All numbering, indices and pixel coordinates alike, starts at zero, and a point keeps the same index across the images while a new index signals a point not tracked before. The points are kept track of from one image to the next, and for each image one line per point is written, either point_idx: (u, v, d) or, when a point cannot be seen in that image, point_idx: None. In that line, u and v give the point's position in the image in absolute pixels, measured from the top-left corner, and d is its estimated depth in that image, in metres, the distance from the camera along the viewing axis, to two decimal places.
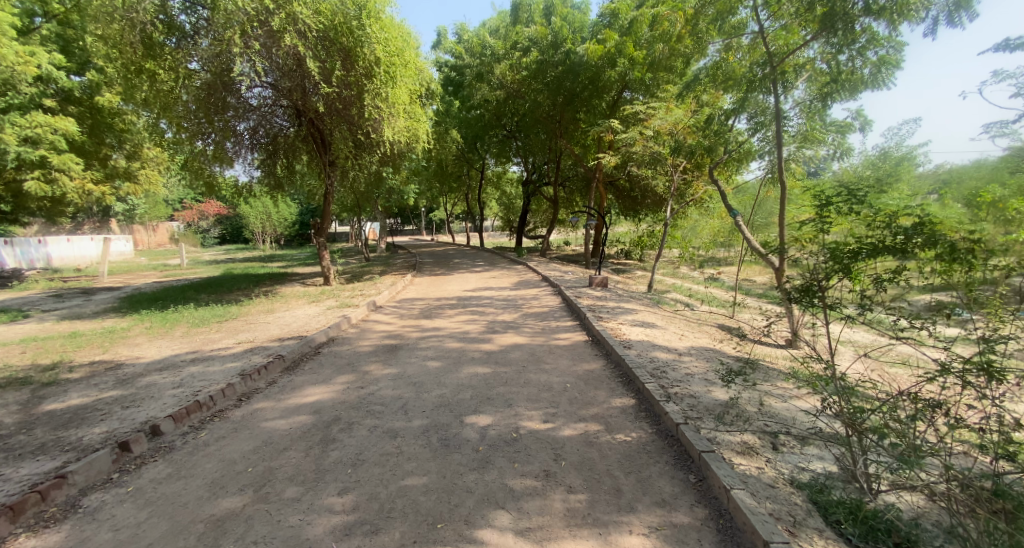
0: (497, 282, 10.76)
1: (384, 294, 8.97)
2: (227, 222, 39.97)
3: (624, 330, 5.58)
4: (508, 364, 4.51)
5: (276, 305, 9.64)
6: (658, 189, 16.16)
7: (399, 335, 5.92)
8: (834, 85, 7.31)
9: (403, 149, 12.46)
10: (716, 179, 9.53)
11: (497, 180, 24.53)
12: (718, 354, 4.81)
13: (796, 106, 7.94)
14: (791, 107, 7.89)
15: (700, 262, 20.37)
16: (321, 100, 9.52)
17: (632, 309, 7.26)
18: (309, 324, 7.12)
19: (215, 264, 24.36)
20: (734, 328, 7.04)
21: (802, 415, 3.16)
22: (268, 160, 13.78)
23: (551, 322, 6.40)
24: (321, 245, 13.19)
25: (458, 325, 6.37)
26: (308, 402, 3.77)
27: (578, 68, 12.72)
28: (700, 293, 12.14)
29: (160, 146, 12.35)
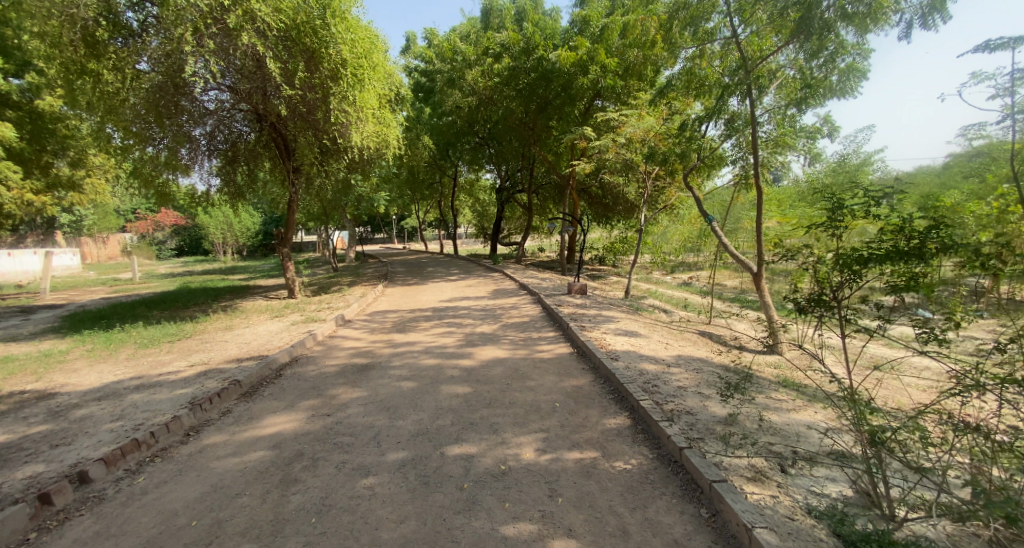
0: (472, 291, 10.44)
1: (353, 307, 8.51)
2: (186, 233, 38.21)
3: (609, 340, 5.36)
4: (490, 381, 4.20)
5: (237, 321, 9.03)
6: (631, 195, 16.23)
7: (370, 352, 5.53)
8: (806, 91, 7.38)
9: (372, 155, 12.02)
10: (691, 183, 9.48)
11: (468, 187, 24.26)
12: (707, 364, 4.63)
13: (767, 112, 8.03)
14: (763, 114, 7.96)
15: (672, 267, 20.63)
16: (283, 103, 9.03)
17: (613, 317, 7.06)
18: (272, 342, 6.62)
19: (171, 278, 23.09)
20: (716, 335, 6.95)
21: (805, 430, 2.96)
22: (227, 167, 13.08)
23: (531, 332, 6.13)
24: (286, 256, 12.56)
25: (434, 338, 6.02)
26: (268, 434, 3.36)
27: (550, 75, 12.62)
28: (676, 298, 12.16)
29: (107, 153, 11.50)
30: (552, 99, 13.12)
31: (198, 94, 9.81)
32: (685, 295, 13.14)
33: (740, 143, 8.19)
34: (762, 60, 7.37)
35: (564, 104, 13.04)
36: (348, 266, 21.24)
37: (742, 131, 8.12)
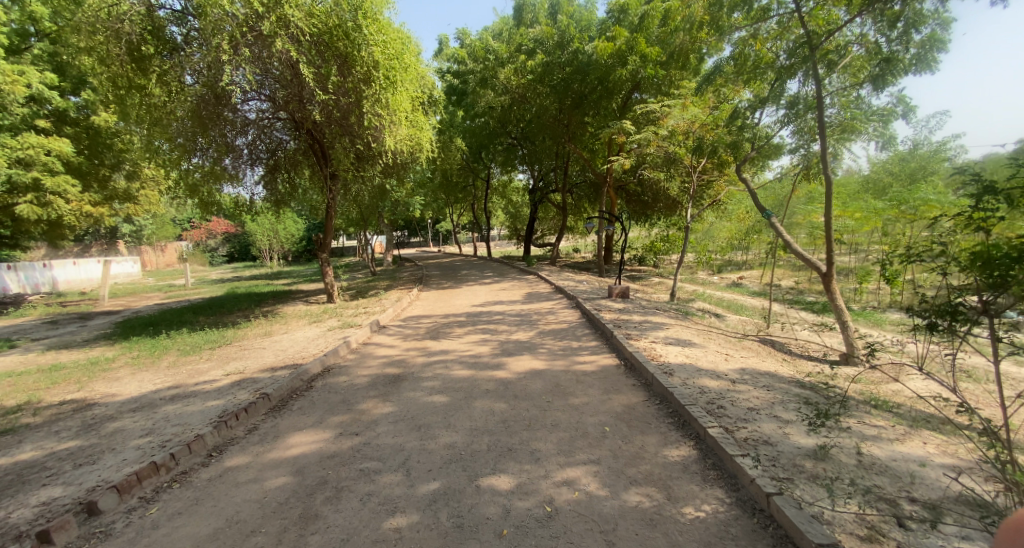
0: (508, 295, 10.10)
1: (388, 313, 8.34)
2: (234, 240, 39.82)
3: (659, 350, 4.89)
4: (530, 397, 3.83)
5: (276, 327, 9.02)
6: (673, 191, 15.47)
7: (403, 361, 5.26)
8: (880, 69, 6.50)
9: (406, 159, 11.93)
10: (744, 176, 8.75)
11: (502, 189, 24.01)
12: (775, 379, 4.09)
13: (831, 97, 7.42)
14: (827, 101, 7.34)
15: (718, 266, 19.66)
16: (317, 110, 8.92)
17: (661, 323, 6.53)
18: (307, 349, 6.48)
19: (220, 284, 23.95)
20: (777, 342, 6.33)
21: (920, 470, 2.48)
22: (269, 176, 13.27)
23: (572, 341, 5.72)
24: (324, 261, 12.62)
25: (470, 347, 5.71)
26: (291, 456, 3.10)
27: (586, 68, 12.12)
28: (726, 301, 11.40)
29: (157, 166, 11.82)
30: (589, 93, 12.62)
31: (239, 104, 9.96)
32: (736, 297, 12.35)
33: (808, 125, 7.54)
34: (830, 35, 6.66)
35: (602, 98, 12.53)
36: (386, 270, 21.38)
37: (807, 114, 7.43)
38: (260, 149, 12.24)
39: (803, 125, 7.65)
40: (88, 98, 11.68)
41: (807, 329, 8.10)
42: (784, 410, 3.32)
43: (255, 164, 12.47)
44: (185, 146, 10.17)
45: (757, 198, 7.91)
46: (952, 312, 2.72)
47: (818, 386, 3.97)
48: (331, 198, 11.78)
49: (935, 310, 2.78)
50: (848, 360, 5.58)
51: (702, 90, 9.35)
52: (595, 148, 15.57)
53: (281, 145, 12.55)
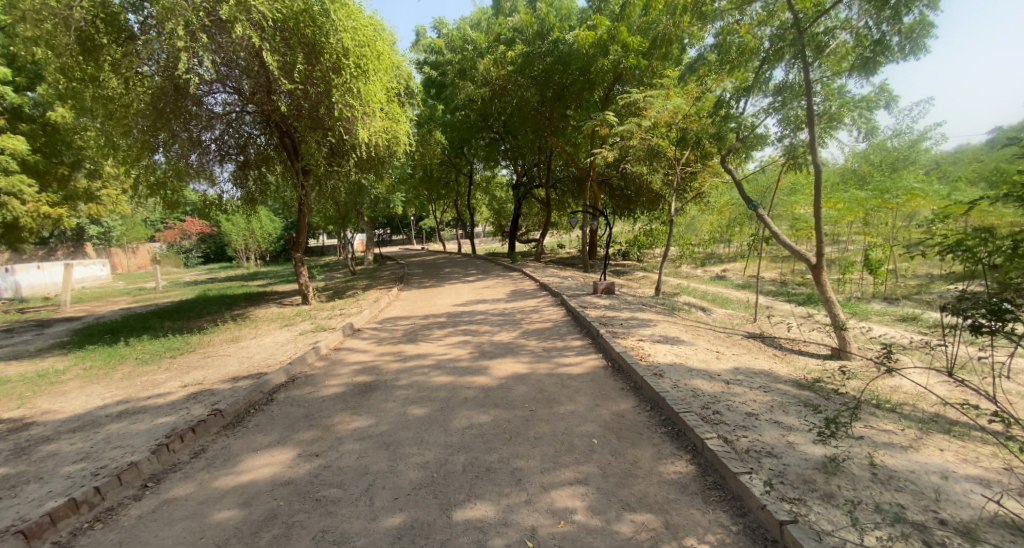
0: (491, 294, 9.76)
1: (364, 314, 7.94)
2: (210, 240, 38.70)
3: (648, 350, 4.63)
4: (512, 406, 3.51)
5: (245, 331, 8.52)
6: (655, 184, 15.31)
7: (376, 368, 4.88)
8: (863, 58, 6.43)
9: (383, 153, 11.51)
10: (730, 166, 8.51)
11: (485, 184, 23.62)
12: (774, 381, 3.83)
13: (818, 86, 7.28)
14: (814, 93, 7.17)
15: (701, 259, 19.63)
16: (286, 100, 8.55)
17: (649, 320, 6.27)
18: (274, 356, 6.04)
19: (193, 286, 23.08)
20: (767, 337, 6.13)
21: (942, 485, 2.25)
22: (240, 172, 12.67)
23: (557, 340, 5.43)
24: (298, 261, 12.10)
25: (448, 350, 5.36)
26: (239, 484, 2.73)
27: (567, 58, 11.80)
28: (712, 294, 11.26)
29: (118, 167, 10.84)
30: (570, 84, 12.34)
31: (203, 96, 9.42)
32: (721, 290, 12.24)
33: (799, 114, 7.30)
34: (816, 19, 6.46)
35: (583, 89, 12.26)
36: (366, 269, 20.85)
37: (797, 101, 7.22)
38: (228, 143, 11.64)
39: (789, 113, 7.41)
40: (41, 92, 10.89)
41: (795, 322, 7.96)
42: (786, 415, 3.08)
43: (224, 160, 11.88)
44: (144, 143, 9.51)
45: (743, 189, 7.69)
46: (999, 311, 2.73)
47: (817, 386, 3.73)
48: (304, 194, 11.30)
49: (982, 308, 2.77)
50: (841, 354, 5.41)
51: (686, 79, 9.12)
52: (578, 142, 15.33)
53: (252, 140, 12.00)
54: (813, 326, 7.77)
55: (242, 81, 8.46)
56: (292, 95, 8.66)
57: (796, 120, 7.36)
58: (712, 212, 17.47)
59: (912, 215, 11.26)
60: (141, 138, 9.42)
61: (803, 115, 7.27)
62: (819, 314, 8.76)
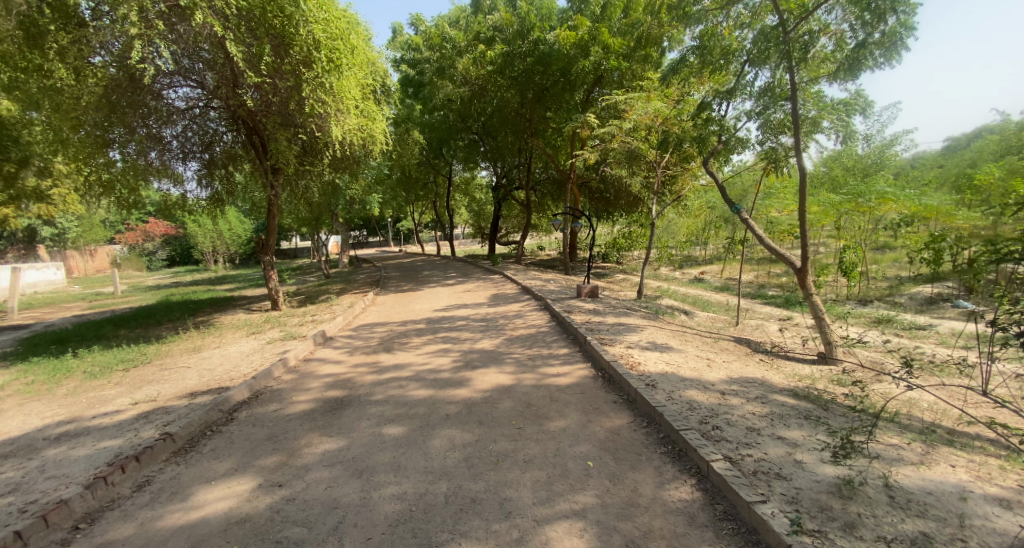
0: (471, 298, 9.47)
1: (337, 321, 7.55)
2: (176, 243, 37.20)
3: (638, 358, 4.43)
4: (498, 423, 3.24)
5: (208, 340, 8.01)
6: (635, 186, 15.30)
7: (350, 382, 4.54)
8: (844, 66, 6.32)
9: (358, 152, 11.11)
10: (712, 169, 8.43)
11: (463, 186, 23.32)
12: (771, 391, 3.67)
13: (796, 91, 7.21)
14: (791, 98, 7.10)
15: (679, 262, 19.75)
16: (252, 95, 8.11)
17: (635, 325, 6.09)
18: (238, 369, 5.62)
19: (156, 291, 22.03)
20: (753, 342, 6.04)
21: (968, 511, 2.09)
22: (206, 172, 12.07)
23: (542, 348, 5.20)
24: (268, 264, 11.56)
25: (428, 360, 5.05)
26: (188, 524, 2.39)
27: (547, 58, 11.64)
28: (692, 297, 11.24)
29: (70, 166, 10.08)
30: (550, 85, 12.19)
31: (163, 89, 8.89)
32: (701, 292, 12.25)
33: (782, 118, 7.23)
34: (801, 20, 6.37)
35: (564, 91, 12.12)
36: (340, 272, 20.25)
37: (780, 104, 7.14)
38: (192, 141, 11.06)
39: (768, 117, 7.33)
40: None
41: (777, 326, 7.93)
42: (788, 429, 2.91)
43: (187, 159, 11.29)
44: (99, 140, 8.90)
45: (726, 192, 7.61)
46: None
47: (815, 396, 3.59)
48: (274, 195, 10.81)
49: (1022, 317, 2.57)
50: (827, 358, 5.32)
51: (667, 82, 9.06)
52: (558, 144, 15.21)
53: (219, 137, 11.47)
54: (795, 329, 7.74)
55: (206, 72, 8.03)
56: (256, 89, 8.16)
57: (778, 124, 7.28)
58: (690, 215, 17.60)
59: (884, 219, 11.50)
60: (95, 134, 8.80)
61: (786, 119, 7.21)
62: (798, 317, 8.78)
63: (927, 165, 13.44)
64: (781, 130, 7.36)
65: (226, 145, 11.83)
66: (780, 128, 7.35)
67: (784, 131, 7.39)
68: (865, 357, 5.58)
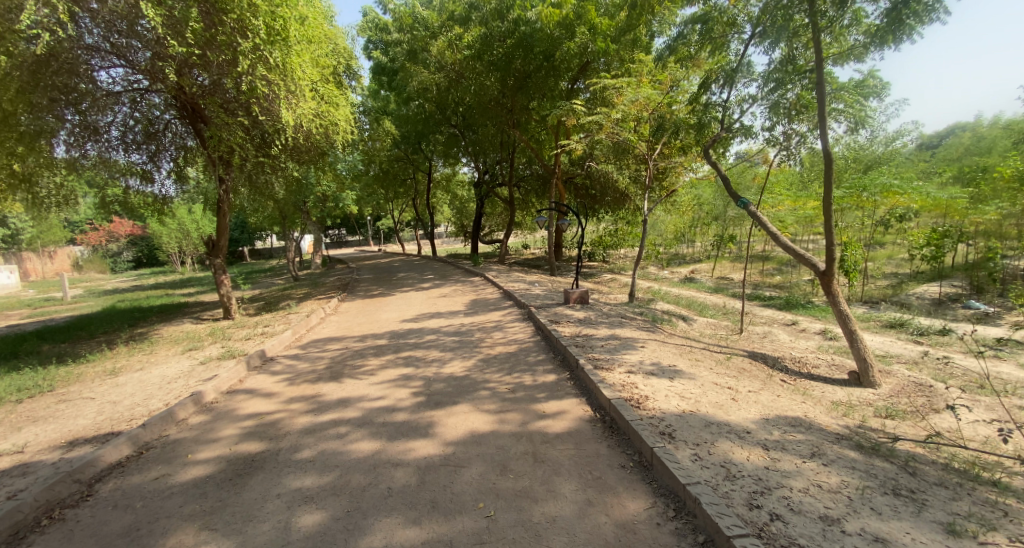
0: (445, 305, 8.42)
1: (285, 335, 6.46)
2: (143, 243, 35.01)
3: (645, 390, 3.47)
4: (457, 509, 2.26)
5: (134, 361, 6.86)
6: (621, 181, 14.43)
7: (274, 426, 3.49)
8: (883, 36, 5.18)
9: (320, 144, 10.01)
10: (714, 160, 7.43)
11: (444, 183, 22.21)
12: (827, 441, 2.75)
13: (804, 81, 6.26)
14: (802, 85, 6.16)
15: (667, 261, 19.03)
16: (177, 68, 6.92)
17: (634, 340, 5.14)
18: (145, 405, 4.53)
19: (112, 295, 20.53)
20: (771, 357, 5.15)
21: None
22: (153, 167, 10.75)
23: (524, 373, 4.22)
24: (219, 268, 10.31)
25: (380, 392, 4.03)
26: None
27: (529, 40, 10.67)
28: (686, 299, 10.38)
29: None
30: (533, 71, 11.24)
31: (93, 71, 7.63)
32: (695, 294, 11.41)
33: (792, 103, 6.22)
34: None
35: (548, 76, 11.22)
36: (310, 273, 18.97)
37: (784, 91, 6.21)
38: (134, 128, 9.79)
39: (778, 108, 6.37)
40: None
41: (786, 333, 7.09)
42: (885, 520, 1.98)
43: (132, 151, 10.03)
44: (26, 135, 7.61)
45: (730, 183, 6.71)
46: None
47: (890, 451, 2.66)
48: (223, 189, 9.65)
49: None
50: (861, 380, 4.41)
51: (663, 61, 8.12)
52: (542, 137, 14.26)
53: (167, 126, 10.27)
54: (807, 338, 6.91)
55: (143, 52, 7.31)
56: (186, 58, 7.08)
57: (790, 111, 6.27)
58: (678, 212, 16.83)
59: (885, 214, 10.82)
60: (28, 123, 7.55)
61: (800, 101, 6.19)
62: (805, 321, 7.98)
63: (925, 160, 12.90)
64: (801, 115, 6.32)
65: (174, 130, 10.42)
66: (800, 115, 6.34)
67: (808, 119, 6.39)
68: (902, 375, 4.70)
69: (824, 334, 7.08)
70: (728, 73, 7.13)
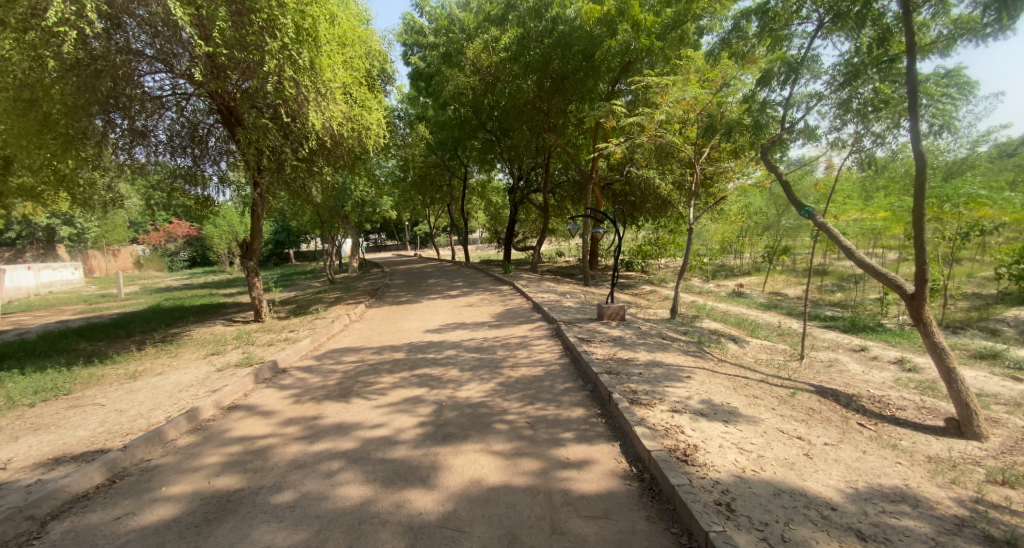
0: (471, 315, 7.98)
1: (301, 344, 6.17)
2: (196, 244, 36.32)
3: (694, 440, 2.86)
4: None
5: (157, 365, 6.76)
6: (663, 186, 13.62)
7: (261, 455, 3.12)
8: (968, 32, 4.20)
9: (352, 148, 9.85)
10: (772, 164, 6.56)
11: (481, 189, 21.97)
12: (943, 531, 2.06)
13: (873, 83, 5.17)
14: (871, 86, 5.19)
15: (712, 273, 17.96)
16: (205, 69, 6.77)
17: (678, 367, 4.49)
18: (147, 418, 4.29)
19: (163, 294, 21.36)
20: (844, 393, 4.37)
21: None
22: (196, 171, 10.67)
23: (548, 404, 3.68)
24: (250, 271, 10.26)
25: (385, 418, 3.58)
26: None
27: (568, 38, 10.19)
28: (735, 317, 9.49)
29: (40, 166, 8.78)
30: (571, 73, 10.73)
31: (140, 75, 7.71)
32: (744, 311, 10.48)
33: (867, 100, 5.24)
34: None
35: (587, 77, 10.67)
36: (346, 277, 19.04)
37: (857, 87, 5.23)
38: (180, 132, 9.89)
39: (850, 105, 5.34)
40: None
41: (854, 362, 6.18)
42: None
43: (176, 154, 10.10)
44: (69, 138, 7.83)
45: (790, 189, 5.89)
46: None
47: None
48: (257, 193, 9.48)
49: None
50: (962, 429, 3.60)
51: (713, 57, 7.41)
52: (580, 141, 13.67)
53: (211, 130, 10.22)
54: (881, 369, 5.99)
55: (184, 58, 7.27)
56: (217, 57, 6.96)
57: (864, 110, 5.29)
58: (725, 221, 15.77)
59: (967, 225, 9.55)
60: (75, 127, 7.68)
61: (877, 97, 5.19)
62: (876, 347, 7.01)
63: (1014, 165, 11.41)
64: (876, 115, 5.28)
65: (220, 136, 10.39)
66: (872, 115, 5.30)
67: (885, 118, 5.26)
68: (1015, 426, 3.83)
69: (901, 365, 6.12)
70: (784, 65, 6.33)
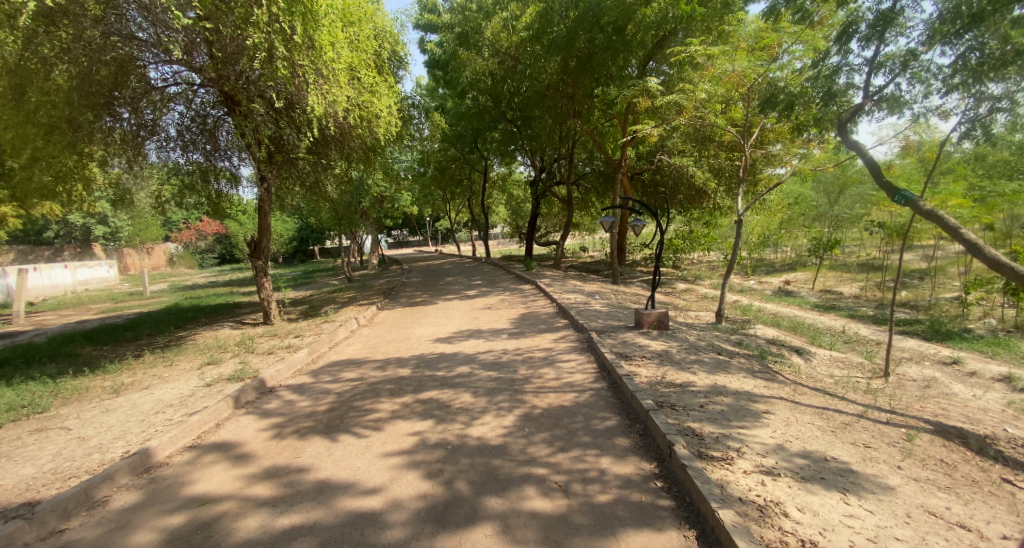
0: (490, 320, 7.14)
1: (298, 357, 5.42)
2: (225, 242, 36.62)
3: (810, 533, 1.94)
4: None
5: (146, 376, 6.13)
6: (698, 175, 12.49)
7: (207, 530, 2.36)
8: None
9: (362, 139, 9.15)
10: (848, 143, 5.45)
11: (502, 183, 21.09)
12: None
13: (993, 36, 4.14)
14: (994, 37, 4.14)
15: (751, 268, 16.68)
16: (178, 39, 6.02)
17: (748, 397, 3.53)
18: (104, 453, 3.61)
19: (186, 292, 21.26)
20: (975, 432, 3.33)
21: None
22: (209, 165, 9.91)
23: (586, 454, 2.80)
24: (259, 271, 9.62)
25: (374, 473, 2.79)
26: None
27: (595, 11, 9.16)
28: (789, 320, 8.36)
29: (48, 166, 8.32)
30: (597, 51, 9.73)
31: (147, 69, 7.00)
32: (798, 313, 9.29)
33: (993, 51, 4.16)
34: None
35: (617, 55, 9.67)
36: (365, 275, 18.51)
37: (976, 35, 4.22)
38: (188, 125, 9.10)
39: (964, 61, 4.34)
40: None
41: (952, 380, 5.05)
42: None
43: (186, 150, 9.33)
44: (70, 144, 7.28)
45: (875, 170, 4.84)
46: None
47: None
48: (264, 188, 8.78)
49: None
50: None
51: (773, 19, 6.31)
52: (608, 126, 12.65)
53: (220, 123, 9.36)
54: (990, 389, 4.86)
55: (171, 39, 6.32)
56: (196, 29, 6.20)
57: (985, 66, 4.21)
58: (766, 212, 14.48)
59: None
60: (84, 138, 7.17)
61: (1008, 48, 4.09)
62: (973, 361, 5.83)
63: None
64: (1001, 73, 4.20)
65: (231, 132, 9.54)
66: (996, 72, 4.19)
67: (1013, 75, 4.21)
68: None
69: (1013, 385, 4.97)
70: (864, 16, 5.19)
